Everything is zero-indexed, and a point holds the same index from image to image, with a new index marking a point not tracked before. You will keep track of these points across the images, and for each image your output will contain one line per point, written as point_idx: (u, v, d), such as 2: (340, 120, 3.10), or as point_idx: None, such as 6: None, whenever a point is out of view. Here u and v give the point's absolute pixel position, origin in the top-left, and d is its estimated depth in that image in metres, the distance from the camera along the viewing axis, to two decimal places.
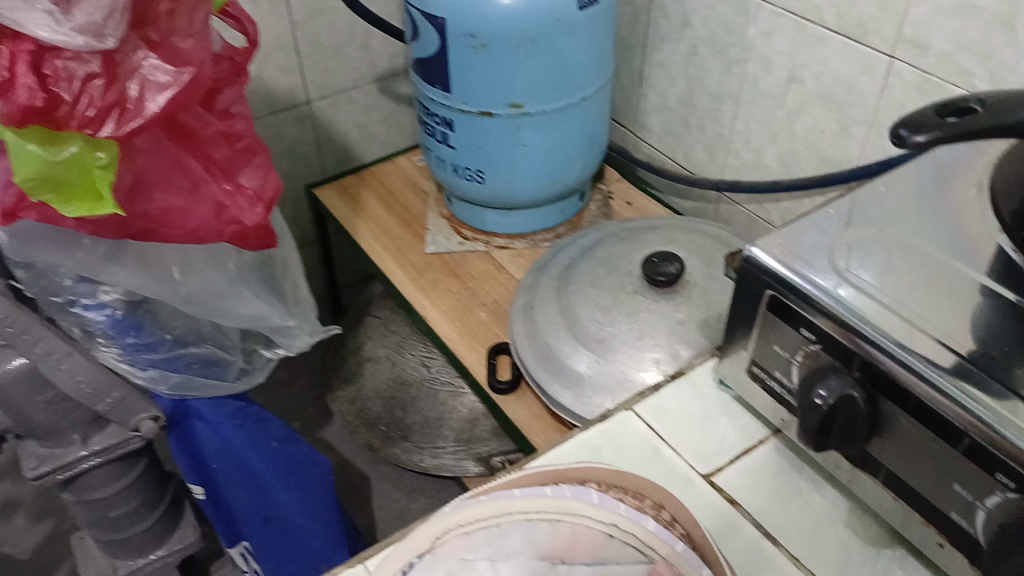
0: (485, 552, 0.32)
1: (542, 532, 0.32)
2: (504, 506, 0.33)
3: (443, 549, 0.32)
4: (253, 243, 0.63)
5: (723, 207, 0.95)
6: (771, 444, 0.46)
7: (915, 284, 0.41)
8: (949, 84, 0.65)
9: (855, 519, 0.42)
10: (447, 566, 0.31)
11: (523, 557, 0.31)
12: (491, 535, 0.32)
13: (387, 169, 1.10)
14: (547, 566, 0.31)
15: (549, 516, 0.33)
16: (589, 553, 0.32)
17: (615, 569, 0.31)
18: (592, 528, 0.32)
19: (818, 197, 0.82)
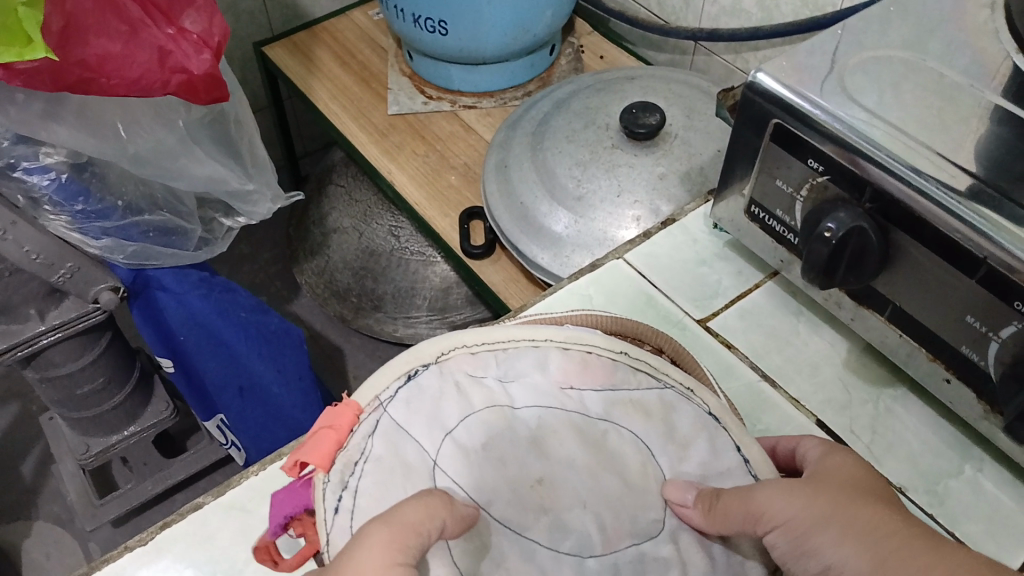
0: (494, 372, 0.33)
1: (553, 359, 0.34)
2: (511, 333, 0.34)
3: (449, 364, 0.33)
4: (203, 95, 0.57)
5: (700, 57, 0.91)
6: (767, 286, 0.45)
7: (932, 112, 0.38)
8: None
9: (856, 359, 0.41)
10: (456, 381, 0.32)
11: (534, 381, 0.33)
12: (498, 358, 0.33)
13: (340, 24, 1.02)
14: (558, 392, 0.33)
15: (557, 344, 0.34)
16: (599, 379, 0.34)
17: (627, 395, 0.33)
18: (603, 356, 0.34)
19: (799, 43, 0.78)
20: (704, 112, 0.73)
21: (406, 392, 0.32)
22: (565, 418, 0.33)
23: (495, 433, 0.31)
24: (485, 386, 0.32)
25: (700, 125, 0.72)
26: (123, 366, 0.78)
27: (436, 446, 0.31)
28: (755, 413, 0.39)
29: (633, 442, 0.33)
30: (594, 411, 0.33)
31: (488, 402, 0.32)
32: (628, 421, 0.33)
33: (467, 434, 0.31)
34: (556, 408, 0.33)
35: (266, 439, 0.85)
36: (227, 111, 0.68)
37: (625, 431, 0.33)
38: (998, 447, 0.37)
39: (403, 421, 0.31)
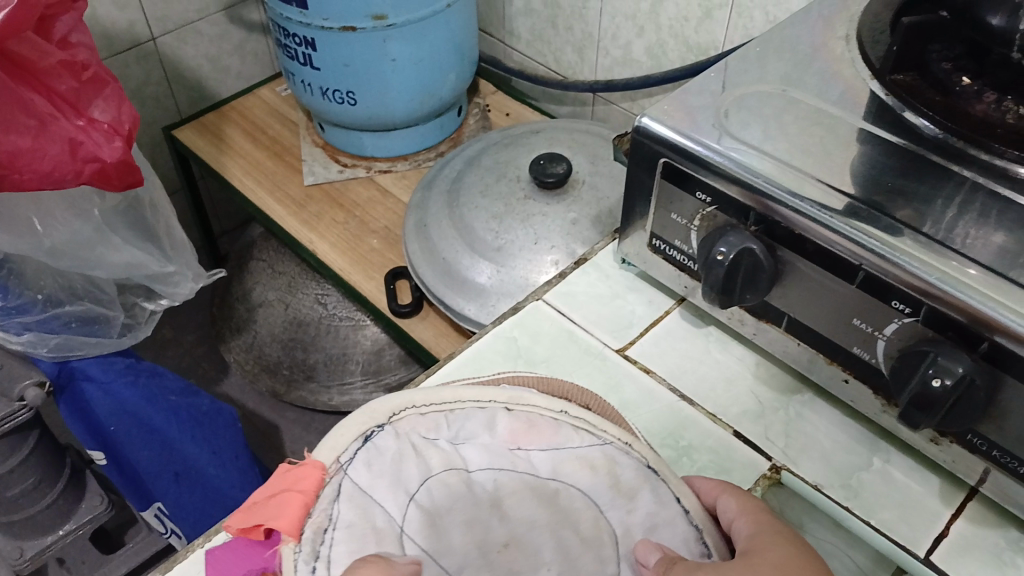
0: (445, 434, 0.34)
1: (500, 420, 0.35)
2: (457, 393, 0.35)
3: (402, 425, 0.34)
4: (117, 181, 0.59)
5: (600, 107, 0.96)
6: (679, 312, 0.48)
7: (812, 142, 0.41)
8: None
9: (765, 370, 0.45)
10: (411, 442, 0.33)
11: (485, 441, 0.34)
12: (447, 419, 0.35)
13: (249, 102, 1.04)
14: (506, 452, 0.34)
15: (501, 404, 0.35)
16: (545, 438, 0.35)
17: (571, 452, 0.34)
18: (546, 415, 0.35)
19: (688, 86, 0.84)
20: (608, 157, 0.77)
21: (365, 453, 0.32)
22: (518, 479, 0.34)
23: (456, 495, 0.32)
24: (440, 448, 0.34)
25: (605, 169, 0.76)
26: (53, 461, 0.76)
27: (402, 511, 0.31)
28: (678, 431, 0.41)
29: (583, 499, 0.34)
30: (544, 470, 0.34)
31: (445, 466, 0.33)
32: (577, 478, 0.34)
33: (430, 497, 0.32)
34: (509, 470, 0.34)
35: (207, 523, 0.84)
36: (142, 196, 0.68)
37: (574, 488, 0.34)
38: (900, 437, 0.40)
39: (367, 486, 0.31)
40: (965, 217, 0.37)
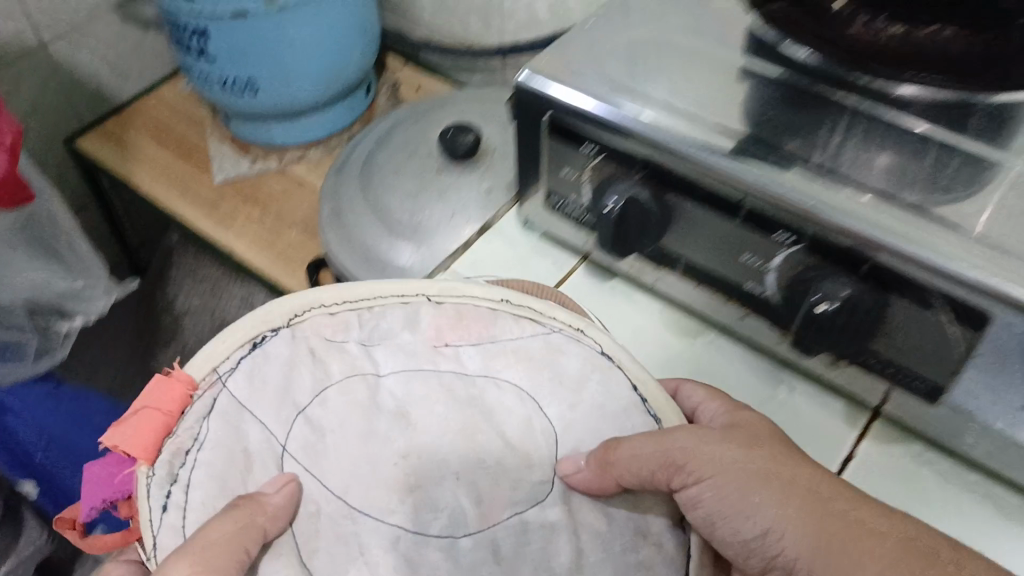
0: (354, 335, 0.44)
1: (428, 314, 0.45)
2: (376, 293, 0.45)
3: (302, 327, 0.43)
4: (7, 200, 0.56)
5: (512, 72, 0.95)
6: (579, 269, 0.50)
7: (697, 91, 0.42)
8: None
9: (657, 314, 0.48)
10: (314, 342, 0.43)
11: (395, 338, 0.45)
12: (360, 318, 0.44)
13: (152, 103, 1.01)
14: (433, 349, 0.45)
15: (429, 298, 0.45)
16: (469, 332, 0.45)
17: (504, 343, 0.45)
18: (480, 309, 0.45)
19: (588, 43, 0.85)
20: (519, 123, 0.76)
21: (251, 360, 0.41)
22: (437, 379, 0.45)
23: (355, 401, 0.44)
24: (348, 352, 0.44)
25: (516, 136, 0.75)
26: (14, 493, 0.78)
27: (283, 427, 0.42)
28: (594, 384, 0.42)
29: (514, 396, 0.45)
30: (472, 367, 0.45)
31: (347, 372, 0.44)
32: (506, 368, 0.45)
33: (315, 412, 0.43)
34: (428, 368, 0.45)
35: None
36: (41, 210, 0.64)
37: (501, 381, 0.45)
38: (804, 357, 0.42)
39: (243, 401, 0.41)
40: (851, 142, 0.40)
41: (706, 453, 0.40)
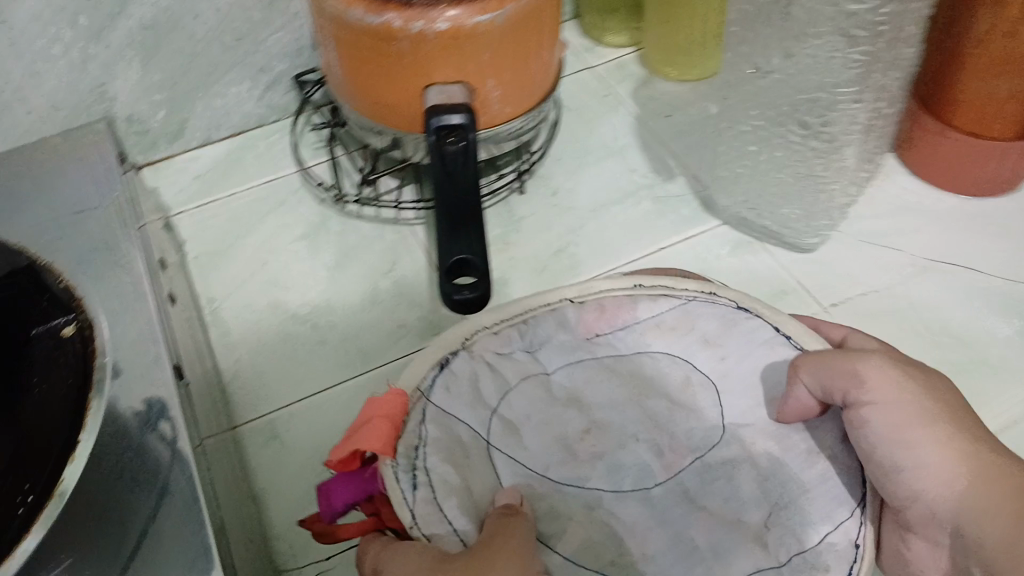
0: (517, 343, 0.43)
1: (568, 313, 0.43)
2: (523, 306, 0.43)
3: (476, 347, 0.42)
4: None
5: (251, 172, 0.60)
6: (708, 232, 0.55)
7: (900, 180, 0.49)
8: (100, 4, 0.52)
9: (798, 272, 0.52)
10: (487, 359, 0.42)
11: (558, 334, 0.43)
12: (519, 331, 0.43)
13: None
14: (589, 340, 0.43)
15: (569, 299, 0.43)
16: (615, 319, 0.43)
17: (652, 321, 0.43)
18: (618, 296, 0.43)
19: (208, 148, 0.62)
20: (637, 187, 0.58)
21: (442, 378, 0.40)
22: (596, 366, 0.43)
23: (536, 396, 0.43)
24: (516, 359, 0.43)
25: (601, 193, 0.58)
26: None
27: (484, 425, 0.41)
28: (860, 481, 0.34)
29: (671, 362, 0.43)
30: (626, 348, 0.44)
31: (522, 374, 0.43)
32: (653, 341, 0.43)
33: (508, 408, 0.42)
34: (586, 355, 0.44)
35: None
36: None
37: (655, 353, 0.43)
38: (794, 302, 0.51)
39: (447, 406, 0.40)
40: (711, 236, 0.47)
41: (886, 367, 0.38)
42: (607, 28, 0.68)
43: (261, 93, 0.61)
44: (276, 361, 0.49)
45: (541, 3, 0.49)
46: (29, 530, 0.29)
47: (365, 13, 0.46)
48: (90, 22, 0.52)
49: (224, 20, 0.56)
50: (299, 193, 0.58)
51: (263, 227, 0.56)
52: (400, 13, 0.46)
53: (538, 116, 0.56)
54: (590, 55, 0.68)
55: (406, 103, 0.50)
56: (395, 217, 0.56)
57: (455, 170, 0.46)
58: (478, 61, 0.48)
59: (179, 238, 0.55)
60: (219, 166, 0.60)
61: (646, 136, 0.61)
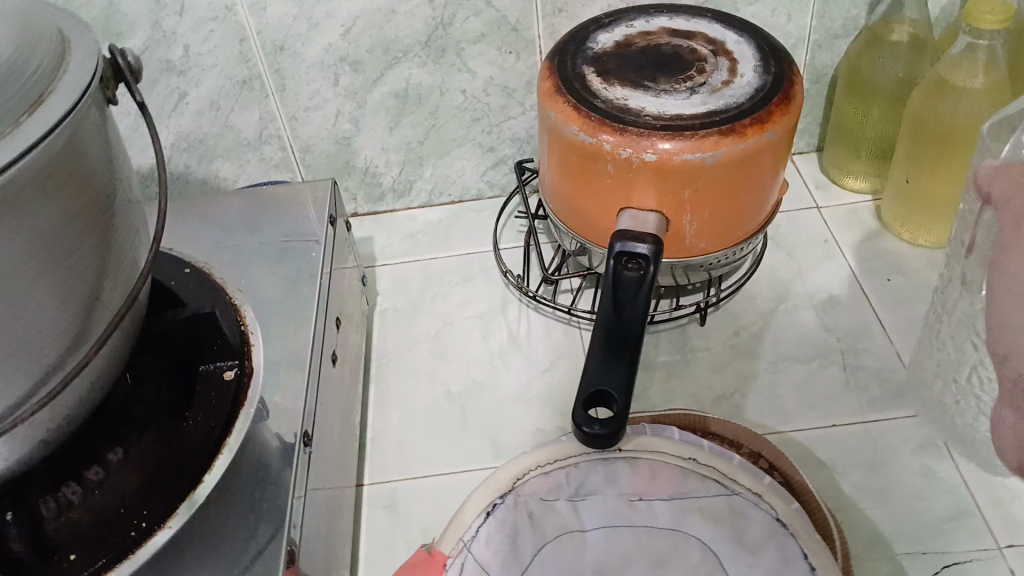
0: (565, 492, 0.41)
1: (622, 471, 0.42)
2: (575, 451, 0.42)
3: (523, 491, 0.41)
4: None
5: (455, 238, 0.63)
6: (898, 422, 0.49)
7: None
8: (360, 67, 0.57)
9: (988, 497, 0.46)
10: (529, 506, 0.41)
11: (609, 494, 0.41)
12: (568, 477, 0.41)
13: None
14: (627, 503, 0.41)
15: (622, 454, 0.42)
16: (664, 486, 0.41)
17: (691, 499, 0.41)
18: (671, 465, 0.41)
19: (424, 209, 0.66)
20: (830, 349, 0.53)
21: (485, 528, 0.40)
22: (632, 536, 0.41)
23: (566, 559, 0.40)
24: (556, 511, 0.41)
25: (788, 347, 0.54)
26: None
27: None
28: None
29: (701, 551, 0.40)
30: (665, 522, 0.41)
31: (559, 530, 0.41)
32: (696, 526, 0.40)
33: (539, 567, 0.40)
34: (624, 523, 0.41)
35: None
36: None
37: (692, 538, 0.40)
38: (975, 529, 0.44)
39: (484, 562, 0.39)
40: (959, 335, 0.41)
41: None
42: (847, 170, 0.63)
43: (484, 169, 0.64)
44: (419, 433, 0.50)
45: (762, 148, 0.46)
46: (136, 547, 0.32)
47: (580, 129, 0.47)
48: (350, 81, 0.58)
49: (462, 100, 0.60)
50: (488, 271, 0.60)
51: (449, 295, 0.58)
52: (612, 135, 0.46)
53: (739, 253, 0.53)
54: (823, 193, 0.63)
55: (601, 217, 0.50)
56: (568, 318, 0.56)
57: (623, 297, 0.46)
58: (679, 194, 0.47)
59: (375, 290, 0.59)
60: (428, 228, 0.64)
61: (858, 295, 0.56)
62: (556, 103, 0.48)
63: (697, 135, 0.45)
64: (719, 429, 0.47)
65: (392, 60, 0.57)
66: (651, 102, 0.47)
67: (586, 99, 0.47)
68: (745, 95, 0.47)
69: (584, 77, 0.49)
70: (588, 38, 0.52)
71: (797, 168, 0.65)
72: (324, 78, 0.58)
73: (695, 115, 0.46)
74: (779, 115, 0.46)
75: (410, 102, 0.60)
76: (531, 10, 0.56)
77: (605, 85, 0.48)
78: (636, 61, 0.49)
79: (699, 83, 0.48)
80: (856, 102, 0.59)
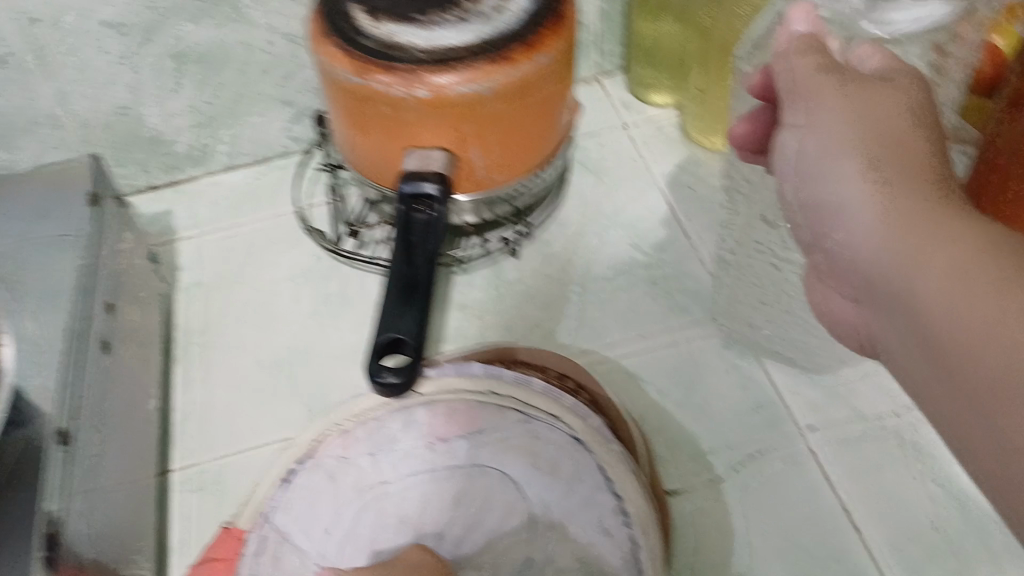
0: (364, 447, 0.41)
1: (421, 415, 0.41)
2: (373, 404, 0.41)
3: (322, 454, 0.40)
4: None
5: (260, 197, 0.61)
6: (699, 327, 0.51)
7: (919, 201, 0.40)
8: (128, 33, 0.53)
9: (786, 387, 0.48)
10: (329, 466, 0.40)
11: (408, 442, 0.41)
12: (366, 432, 0.41)
13: None
14: (427, 446, 0.41)
15: (420, 399, 0.41)
16: (462, 424, 0.41)
17: (490, 431, 0.41)
18: (468, 402, 0.41)
19: (226, 172, 0.63)
20: (634, 265, 0.54)
21: (283, 498, 0.39)
22: (433, 478, 0.41)
23: (370, 512, 0.41)
24: (356, 467, 0.41)
25: (595, 266, 0.55)
26: None
27: (317, 547, 0.40)
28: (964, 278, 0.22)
29: (500, 481, 0.41)
30: (463, 460, 0.41)
31: (359, 485, 0.41)
32: (494, 459, 0.41)
33: (342, 525, 0.40)
34: (424, 468, 0.41)
35: None
36: None
37: (490, 470, 0.41)
38: (770, 420, 0.47)
39: (286, 530, 0.39)
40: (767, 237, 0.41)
41: (875, 95, 0.27)
42: (651, 84, 0.62)
43: (285, 123, 0.62)
44: (229, 405, 0.49)
45: (539, 73, 0.45)
46: None
47: (348, 71, 0.43)
48: (120, 49, 0.54)
49: (247, 53, 0.56)
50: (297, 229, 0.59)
51: (254, 259, 0.57)
52: (381, 75, 0.43)
53: (541, 176, 0.52)
54: (629, 111, 0.63)
55: (389, 160, 0.48)
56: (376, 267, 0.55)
57: (414, 239, 0.44)
58: (462, 128, 0.45)
59: (175, 265, 0.57)
60: (233, 192, 0.62)
61: (663, 210, 0.57)
62: (321, 44, 0.44)
63: (469, 65, 0.43)
64: (523, 357, 0.48)
65: (161, 21, 0.53)
66: (421, 34, 0.43)
67: (351, 38, 0.44)
68: (518, 19, 0.44)
69: (349, 13, 0.45)
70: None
71: (603, 90, 0.64)
72: (90, 49, 0.53)
73: (466, 45, 0.43)
74: (552, 38, 0.44)
75: (191, 64, 0.56)
76: None
77: (370, 21, 0.44)
78: None
79: (470, 9, 0.45)
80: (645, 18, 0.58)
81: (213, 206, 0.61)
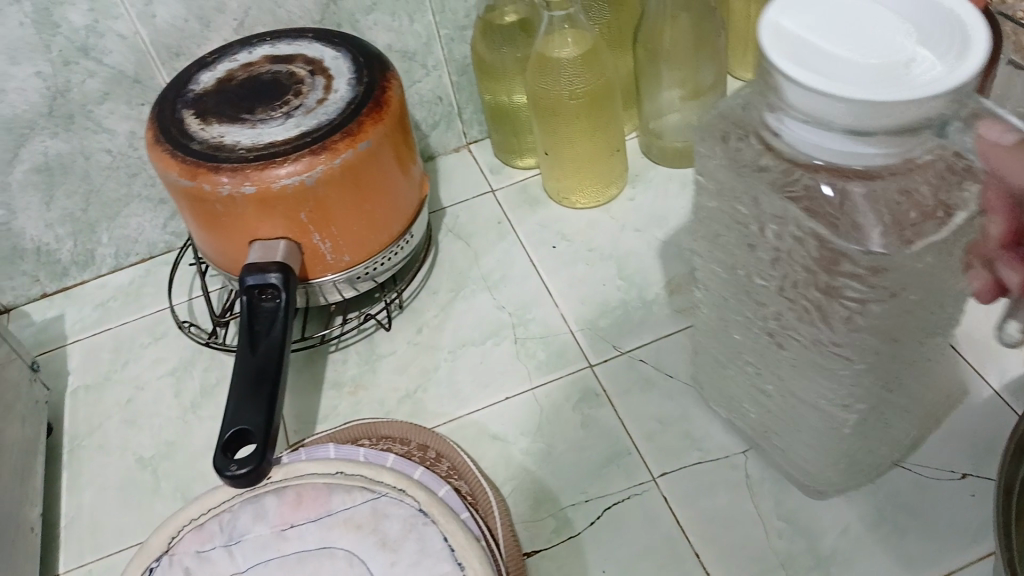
0: (218, 539, 0.42)
1: (271, 503, 0.43)
2: (228, 497, 0.43)
3: (178, 550, 0.42)
4: None
5: (147, 296, 0.63)
6: (558, 382, 0.53)
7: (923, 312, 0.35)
8: None
9: (639, 432, 0.50)
10: (185, 561, 0.42)
11: (260, 531, 0.42)
12: (219, 524, 0.43)
13: None
14: (277, 533, 0.42)
15: (274, 485, 0.43)
16: (310, 508, 0.43)
17: (336, 513, 0.42)
18: (316, 485, 0.43)
19: (116, 274, 0.66)
20: (498, 324, 0.57)
21: None
22: (283, 564, 0.41)
23: None
24: (210, 560, 0.42)
25: (463, 330, 0.57)
26: None
27: None
28: None
29: (348, 559, 0.41)
30: (313, 543, 0.42)
31: None
32: (342, 537, 0.42)
33: None
34: (273, 555, 0.42)
35: None
36: None
37: (337, 550, 0.41)
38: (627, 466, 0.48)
39: None
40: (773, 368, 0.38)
41: None
42: (512, 148, 0.66)
43: (164, 221, 0.64)
44: (112, 505, 0.51)
45: (362, 159, 0.48)
46: None
47: (178, 176, 0.47)
48: None
49: (111, 160, 0.59)
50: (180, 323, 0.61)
51: (140, 359, 0.59)
52: (208, 177, 0.46)
53: (397, 254, 0.55)
54: (495, 175, 0.67)
55: (235, 254, 0.50)
56: None
57: (260, 328, 0.47)
58: (297, 218, 0.48)
59: (64, 371, 0.59)
60: (121, 293, 0.64)
61: (528, 269, 0.60)
62: (156, 153, 0.48)
63: (292, 159, 0.46)
64: (384, 430, 0.49)
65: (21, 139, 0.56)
66: (246, 134, 0.47)
67: (183, 143, 0.48)
68: (336, 110, 0.48)
69: (182, 121, 0.49)
70: (190, 80, 0.52)
71: (473, 155, 0.69)
72: None
73: (286, 140, 0.47)
74: (370, 124, 0.48)
75: (59, 174, 0.59)
76: (147, 61, 0.56)
77: (202, 126, 0.48)
78: (235, 94, 0.50)
79: (294, 105, 0.49)
80: (496, 83, 0.61)
81: (102, 309, 0.63)
